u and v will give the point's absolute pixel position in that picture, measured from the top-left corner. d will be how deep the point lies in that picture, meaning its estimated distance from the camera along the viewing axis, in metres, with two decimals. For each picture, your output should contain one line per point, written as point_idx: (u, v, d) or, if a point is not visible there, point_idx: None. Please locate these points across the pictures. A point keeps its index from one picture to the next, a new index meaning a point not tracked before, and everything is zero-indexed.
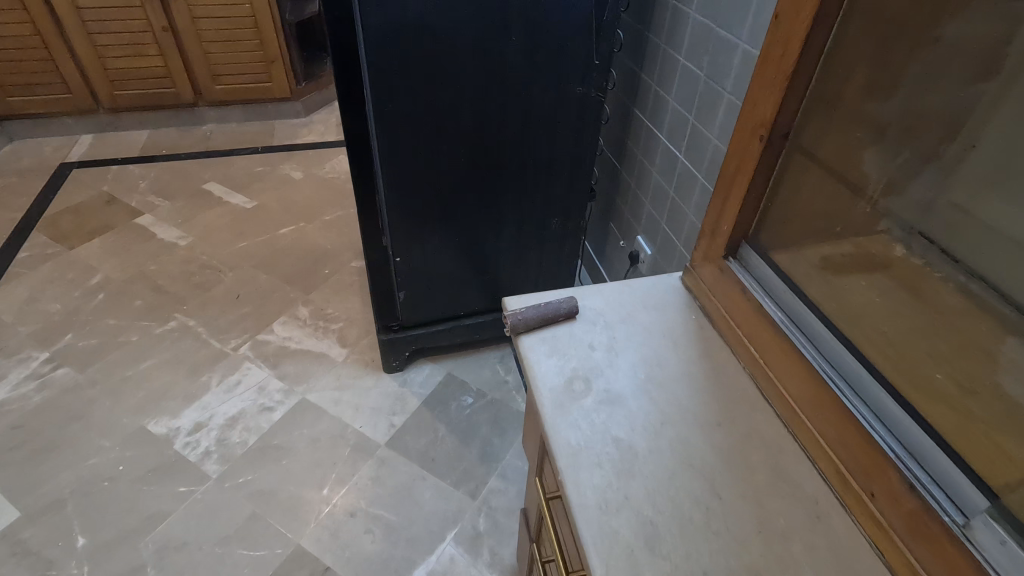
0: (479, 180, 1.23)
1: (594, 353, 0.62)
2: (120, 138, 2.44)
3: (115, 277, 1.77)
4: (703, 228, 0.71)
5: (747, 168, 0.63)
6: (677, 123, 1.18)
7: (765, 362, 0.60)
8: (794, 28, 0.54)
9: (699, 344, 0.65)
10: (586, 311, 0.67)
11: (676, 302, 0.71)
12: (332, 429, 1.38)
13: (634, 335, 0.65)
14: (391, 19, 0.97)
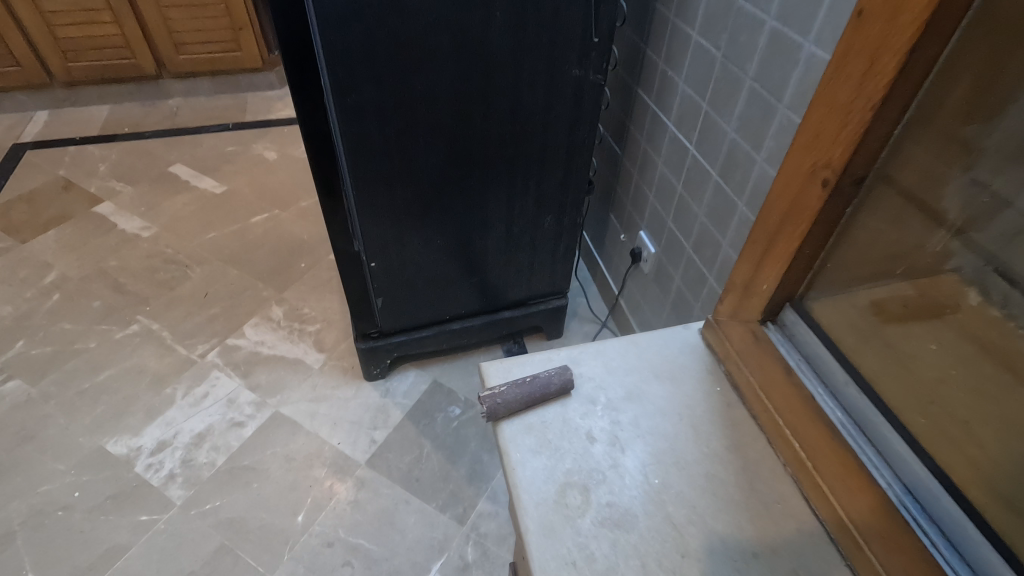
0: (462, 177, 1.09)
1: (594, 448, 0.57)
2: (79, 115, 2.25)
3: (72, 274, 1.63)
4: (737, 278, 0.64)
5: (801, 214, 0.55)
6: (687, 108, 1.03)
7: (811, 460, 0.54)
8: (892, 37, 0.43)
9: (722, 425, 0.60)
10: (581, 386, 0.62)
11: (695, 373, 0.65)
12: (308, 448, 1.27)
13: (644, 416, 0.60)
14: None
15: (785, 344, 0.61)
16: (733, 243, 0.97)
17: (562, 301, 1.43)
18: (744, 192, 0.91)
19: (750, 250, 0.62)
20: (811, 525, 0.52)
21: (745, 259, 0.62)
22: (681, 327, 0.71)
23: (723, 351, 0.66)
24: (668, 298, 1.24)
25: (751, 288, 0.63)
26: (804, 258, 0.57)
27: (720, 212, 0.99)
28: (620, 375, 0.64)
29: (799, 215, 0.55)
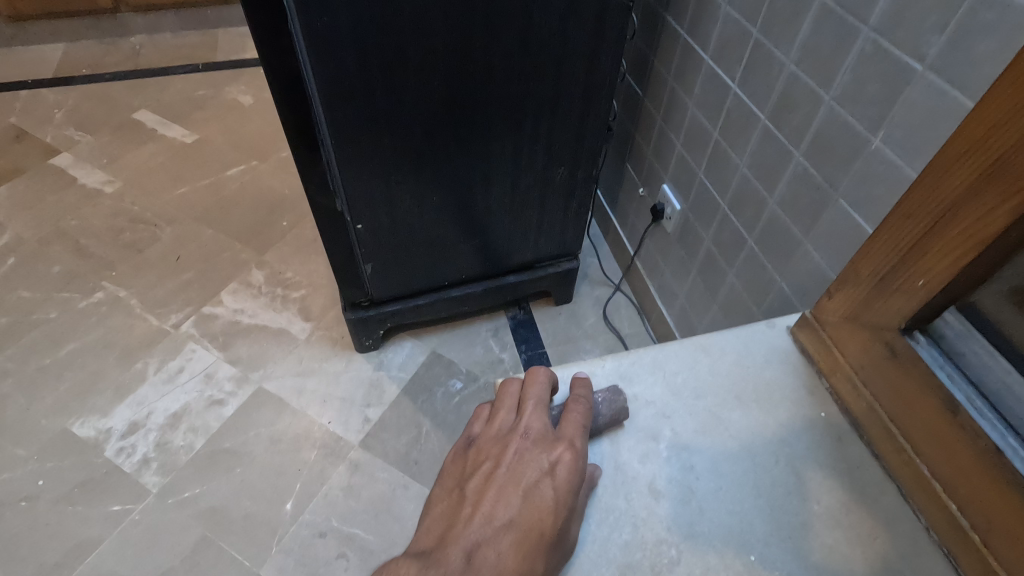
0: (465, 123, 0.92)
1: (665, 497, 0.51)
2: (30, 55, 2.02)
3: (28, 235, 1.47)
4: (873, 270, 0.55)
5: (999, 194, 0.43)
6: (731, 35, 0.85)
7: (938, 482, 0.49)
8: None
9: (815, 463, 0.54)
10: (640, 416, 0.57)
11: (777, 395, 0.59)
12: (295, 428, 1.16)
13: (723, 460, 0.54)
14: None
15: (932, 358, 0.53)
16: (782, 200, 0.82)
17: (572, 264, 1.29)
18: (804, 137, 0.75)
19: (902, 232, 0.52)
20: (928, 564, 0.48)
21: (890, 244, 0.53)
22: (766, 325, 0.66)
23: (825, 361, 0.61)
24: (695, 262, 1.09)
25: (891, 283, 0.54)
26: (1003, 241, 0.44)
27: (770, 163, 0.83)
28: (688, 398, 0.59)
29: (1003, 175, 0.42)
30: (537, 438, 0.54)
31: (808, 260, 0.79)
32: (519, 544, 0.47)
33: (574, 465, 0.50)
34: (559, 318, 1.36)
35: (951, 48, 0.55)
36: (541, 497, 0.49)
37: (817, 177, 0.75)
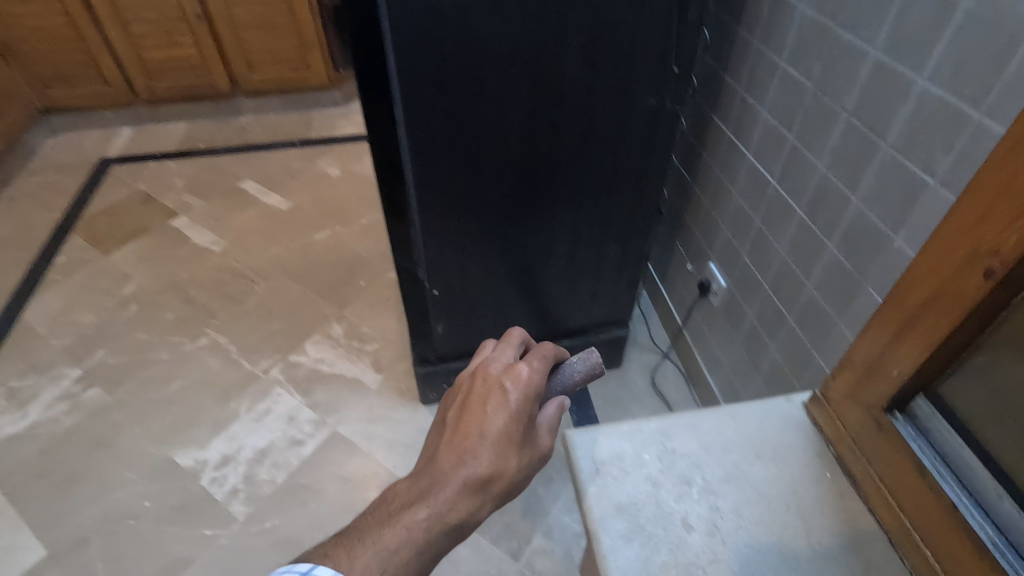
0: (530, 206, 1.06)
1: (691, 534, 0.59)
2: (159, 131, 2.37)
3: (148, 285, 1.71)
4: (860, 357, 0.62)
5: (953, 304, 0.51)
6: (769, 139, 0.97)
7: (923, 539, 0.55)
8: None
9: (822, 519, 0.60)
10: (676, 461, 0.65)
11: (802, 453, 0.66)
12: (364, 470, 1.27)
13: (743, 504, 0.61)
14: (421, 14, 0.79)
15: (913, 435, 0.58)
16: (819, 284, 0.90)
17: (622, 331, 1.39)
18: (836, 230, 0.85)
19: (881, 327, 0.59)
20: None
21: (871, 338, 0.61)
22: (784, 399, 0.72)
23: (833, 433, 0.67)
24: (739, 334, 1.17)
25: (878, 370, 0.60)
26: (952, 341, 0.53)
27: (807, 251, 0.92)
28: (716, 453, 0.66)
29: (951, 289, 0.51)
30: (503, 366, 0.64)
31: (843, 340, 0.86)
32: (496, 447, 0.58)
33: (531, 381, 0.62)
34: (609, 381, 1.44)
35: (957, 167, 0.64)
36: (502, 406, 0.60)
37: (848, 267, 0.83)
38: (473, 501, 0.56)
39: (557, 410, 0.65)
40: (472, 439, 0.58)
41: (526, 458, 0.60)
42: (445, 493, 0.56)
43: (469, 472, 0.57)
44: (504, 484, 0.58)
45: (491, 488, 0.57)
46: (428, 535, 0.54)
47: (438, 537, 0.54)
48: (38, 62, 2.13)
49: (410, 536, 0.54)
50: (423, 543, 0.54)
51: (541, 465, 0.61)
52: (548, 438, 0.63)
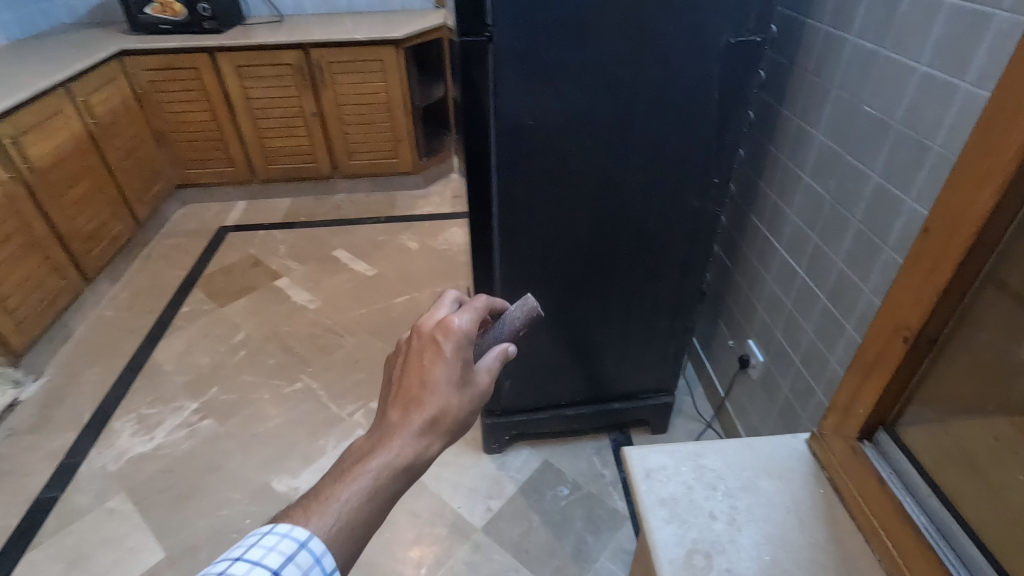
0: (592, 282, 1.26)
1: (715, 524, 0.73)
2: (268, 205, 2.78)
3: (255, 334, 2.00)
4: (834, 404, 0.77)
5: (888, 362, 0.68)
6: (798, 236, 1.16)
7: (889, 538, 0.66)
8: (948, 247, 0.59)
9: (815, 522, 0.72)
10: (706, 472, 0.79)
11: (805, 470, 0.78)
12: (431, 506, 1.44)
13: (757, 505, 0.74)
14: (517, 140, 1.01)
15: (879, 461, 0.71)
16: (841, 360, 1.06)
17: (668, 398, 1.53)
18: (852, 315, 1.01)
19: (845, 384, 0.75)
20: None
21: (839, 391, 0.76)
22: (789, 436, 0.84)
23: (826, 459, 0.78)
24: (775, 405, 1.31)
25: (847, 414, 0.75)
26: (892, 391, 0.69)
27: (830, 331, 1.08)
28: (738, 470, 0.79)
29: (885, 354, 0.68)
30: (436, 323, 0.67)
31: None
32: (437, 394, 0.62)
33: (462, 331, 0.65)
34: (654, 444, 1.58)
35: None
36: (440, 357, 0.63)
37: None
38: (422, 443, 0.60)
39: (500, 356, 0.68)
40: (414, 392, 0.62)
41: (468, 397, 0.64)
42: (391, 441, 0.59)
43: (414, 419, 0.60)
44: (448, 421, 0.62)
45: (437, 427, 0.61)
46: (381, 481, 0.57)
47: (390, 482, 0.58)
48: (182, 147, 2.60)
49: (362, 487, 0.57)
50: (377, 488, 0.57)
51: (482, 402, 0.65)
52: (488, 376, 0.67)
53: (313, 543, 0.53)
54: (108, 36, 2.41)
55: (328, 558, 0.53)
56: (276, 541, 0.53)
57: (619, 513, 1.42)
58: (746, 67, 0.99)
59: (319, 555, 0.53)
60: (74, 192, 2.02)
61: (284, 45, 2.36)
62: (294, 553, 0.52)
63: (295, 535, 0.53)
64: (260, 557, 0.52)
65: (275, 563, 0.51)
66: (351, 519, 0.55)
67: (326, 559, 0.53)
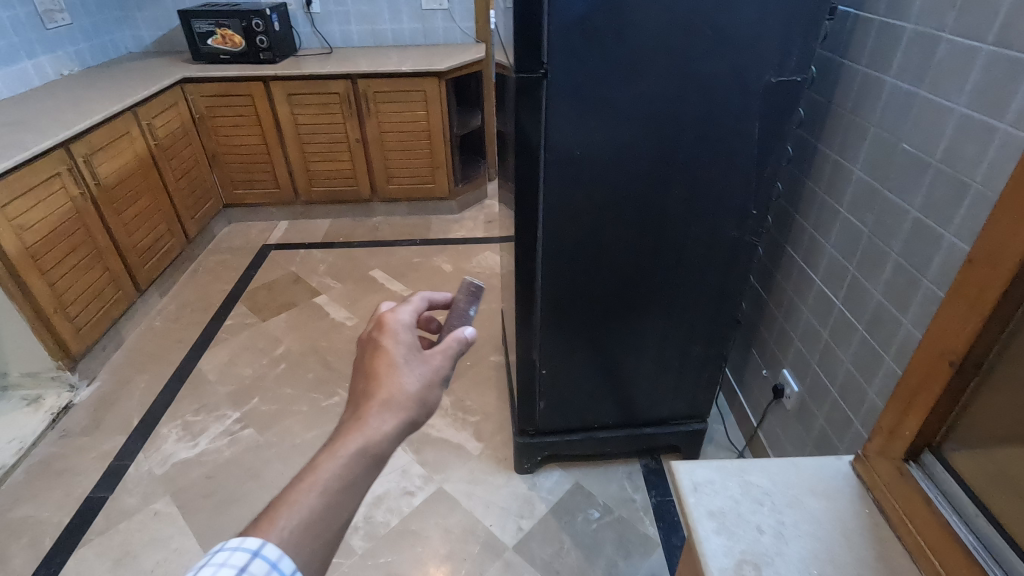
0: (629, 307, 1.30)
1: (762, 537, 0.75)
2: (309, 225, 2.89)
3: (295, 349, 2.07)
4: (881, 427, 0.79)
5: (934, 386, 0.70)
6: (834, 268, 1.18)
7: (935, 556, 0.68)
8: (992, 276, 0.62)
9: (860, 539, 0.74)
10: (752, 487, 0.81)
11: (848, 491, 0.80)
12: (464, 523, 1.46)
13: (803, 521, 0.76)
14: (564, 168, 1.07)
15: (926, 483, 0.72)
16: (879, 391, 1.07)
17: (701, 425, 1.55)
18: (891, 347, 1.03)
19: (893, 407, 0.77)
20: None
21: (886, 413, 0.78)
22: (833, 457, 0.85)
23: (871, 481, 0.80)
24: (810, 436, 1.31)
25: (894, 437, 0.77)
26: (937, 414, 0.71)
27: (868, 362, 1.10)
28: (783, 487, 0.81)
29: (932, 378, 0.70)
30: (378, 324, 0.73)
31: None
32: (386, 381, 0.66)
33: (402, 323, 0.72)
34: None
35: None
36: (383, 348, 0.69)
37: None
38: (377, 431, 0.62)
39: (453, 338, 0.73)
40: (363, 386, 0.66)
41: (416, 376, 0.67)
42: (343, 439, 0.60)
43: (365, 411, 0.63)
44: (402, 403, 0.64)
45: (389, 412, 0.63)
46: (337, 480, 0.58)
47: (347, 479, 0.58)
48: (232, 168, 2.73)
49: (315, 490, 0.57)
50: (333, 487, 0.58)
51: (435, 380, 0.69)
52: (440, 356, 0.71)
53: (266, 550, 0.53)
54: (171, 65, 2.58)
55: (288, 561, 0.54)
56: (228, 557, 0.53)
57: (650, 538, 1.42)
58: (787, 105, 1.04)
59: (275, 560, 0.53)
60: (133, 208, 2.15)
61: (333, 75, 2.49)
62: (247, 564, 0.53)
63: (246, 546, 0.53)
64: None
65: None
66: (310, 522, 0.56)
67: (284, 562, 0.54)
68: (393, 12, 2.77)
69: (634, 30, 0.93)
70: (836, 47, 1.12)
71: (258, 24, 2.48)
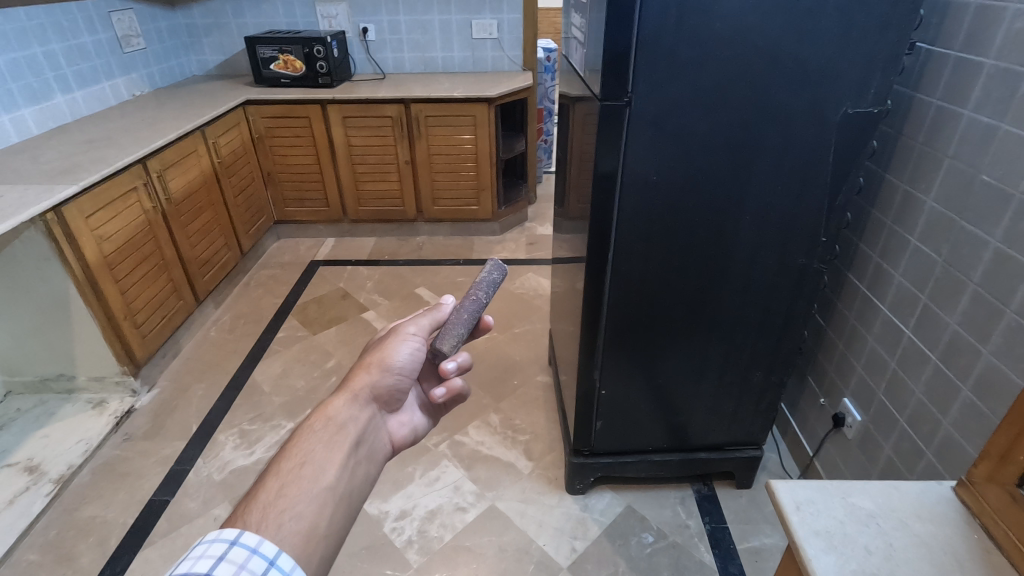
0: (692, 331, 1.31)
1: (872, 563, 0.61)
2: (355, 243, 2.97)
3: (345, 362, 2.11)
4: (991, 447, 0.63)
5: None
6: (904, 297, 1.19)
7: None
8: None
9: (986, 569, 0.60)
10: (854, 508, 0.67)
11: (957, 518, 0.65)
12: (518, 542, 1.47)
13: (914, 548, 0.62)
14: (640, 193, 1.11)
15: None
16: (955, 422, 1.06)
17: (756, 452, 1.54)
18: (969, 377, 1.03)
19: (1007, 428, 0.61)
20: None
21: (996, 434, 0.62)
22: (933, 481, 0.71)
23: (979, 509, 0.65)
24: (875, 466, 1.30)
25: (1007, 462, 0.62)
26: None
27: (942, 392, 1.09)
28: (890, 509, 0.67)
29: None
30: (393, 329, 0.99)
31: None
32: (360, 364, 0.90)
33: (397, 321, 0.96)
34: (740, 499, 1.57)
35: None
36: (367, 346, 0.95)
37: (983, 409, 1.00)
38: (334, 407, 0.82)
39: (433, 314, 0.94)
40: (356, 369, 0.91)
41: (376, 348, 0.90)
42: (296, 437, 0.77)
43: (324, 404, 0.83)
44: (360, 376, 0.87)
45: (344, 391, 0.85)
46: (296, 464, 0.73)
47: (306, 458, 0.74)
48: (285, 186, 2.84)
49: (275, 482, 0.70)
50: (296, 468, 0.72)
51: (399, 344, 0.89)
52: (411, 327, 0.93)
53: (244, 539, 0.62)
54: (234, 88, 2.71)
55: (267, 545, 0.63)
56: (206, 550, 0.61)
57: (706, 565, 1.41)
58: (862, 136, 1.06)
59: (255, 546, 0.62)
60: (196, 222, 2.24)
61: (388, 99, 2.59)
62: (227, 551, 0.60)
63: (224, 538, 0.62)
64: (191, 566, 0.59)
65: (209, 565, 0.59)
66: (280, 506, 0.68)
67: (263, 547, 0.62)
68: (445, 40, 2.88)
69: (717, 61, 0.97)
70: (907, 80, 1.14)
71: (320, 50, 2.60)
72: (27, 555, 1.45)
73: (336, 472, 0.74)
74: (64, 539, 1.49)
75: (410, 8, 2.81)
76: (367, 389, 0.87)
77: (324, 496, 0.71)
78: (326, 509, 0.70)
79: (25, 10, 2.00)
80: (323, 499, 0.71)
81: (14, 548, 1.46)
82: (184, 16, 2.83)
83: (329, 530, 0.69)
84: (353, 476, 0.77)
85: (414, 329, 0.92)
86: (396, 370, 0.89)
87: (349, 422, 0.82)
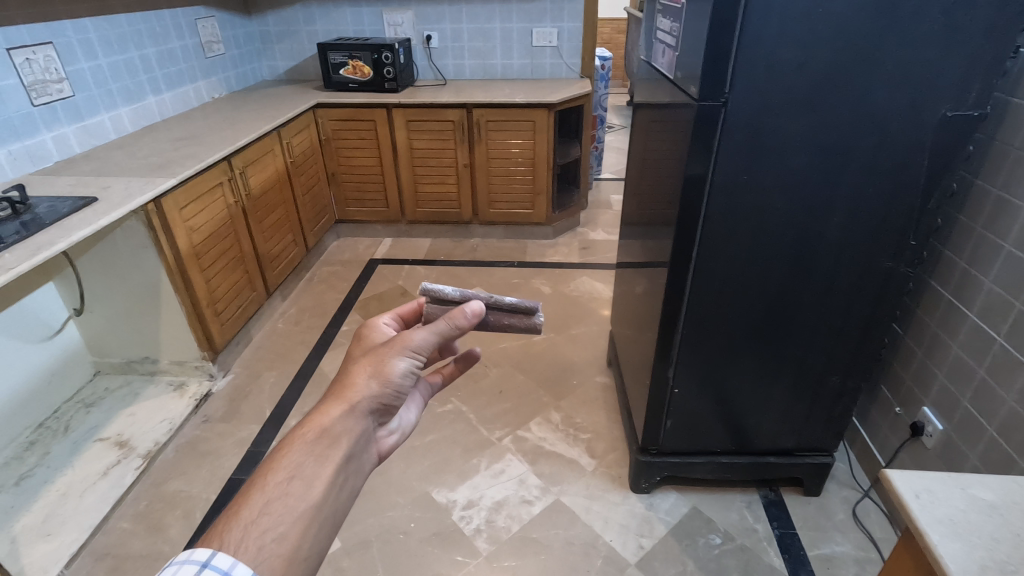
0: (771, 332, 1.32)
1: (1001, 547, 0.62)
2: (411, 243, 3.05)
3: None
4: None
5: None
6: (996, 304, 1.17)
7: None
8: None
9: None
10: (976, 499, 0.67)
11: None
12: (584, 536, 1.49)
13: None
14: (729, 192, 1.12)
15: None
16: None
17: (827, 459, 1.52)
18: None
19: None
20: None
21: None
22: None
23: None
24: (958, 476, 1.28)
25: None
26: None
27: None
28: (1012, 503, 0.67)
29: None
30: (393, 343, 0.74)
31: None
32: (359, 379, 0.71)
33: (409, 342, 0.73)
34: (809, 506, 1.55)
35: None
36: (364, 360, 0.73)
37: None
38: (329, 418, 0.68)
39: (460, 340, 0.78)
40: (347, 377, 0.72)
41: (379, 369, 0.72)
42: (284, 444, 0.65)
43: (316, 412, 0.69)
44: (357, 392, 0.70)
45: (343, 399, 0.70)
46: (284, 478, 0.62)
47: (294, 472, 0.63)
48: (348, 187, 2.94)
49: (261, 495, 0.61)
50: (281, 484, 0.62)
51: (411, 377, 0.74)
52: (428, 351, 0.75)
53: (217, 560, 0.55)
54: (304, 91, 2.84)
55: (242, 568, 0.56)
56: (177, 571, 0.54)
57: (775, 569, 1.40)
58: (959, 138, 1.06)
59: (228, 569, 0.55)
60: (269, 218, 2.34)
61: (450, 104, 2.66)
62: None
63: (195, 558, 0.55)
64: None
65: None
66: (261, 525, 0.59)
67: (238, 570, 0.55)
68: (505, 48, 2.95)
69: (818, 62, 0.99)
70: (1006, 84, 1.13)
71: (388, 57, 2.70)
72: (120, 523, 1.54)
73: (324, 492, 0.64)
74: (153, 510, 1.58)
75: (473, 17, 2.89)
76: (367, 402, 0.71)
77: (309, 519, 0.62)
78: (309, 534, 0.61)
79: (125, 16, 2.15)
80: (307, 521, 0.62)
81: (108, 516, 1.56)
82: (259, 24, 2.98)
83: (311, 553, 0.61)
84: (341, 493, 0.66)
85: (421, 342, 0.74)
86: (398, 390, 0.73)
87: (345, 435, 0.68)
